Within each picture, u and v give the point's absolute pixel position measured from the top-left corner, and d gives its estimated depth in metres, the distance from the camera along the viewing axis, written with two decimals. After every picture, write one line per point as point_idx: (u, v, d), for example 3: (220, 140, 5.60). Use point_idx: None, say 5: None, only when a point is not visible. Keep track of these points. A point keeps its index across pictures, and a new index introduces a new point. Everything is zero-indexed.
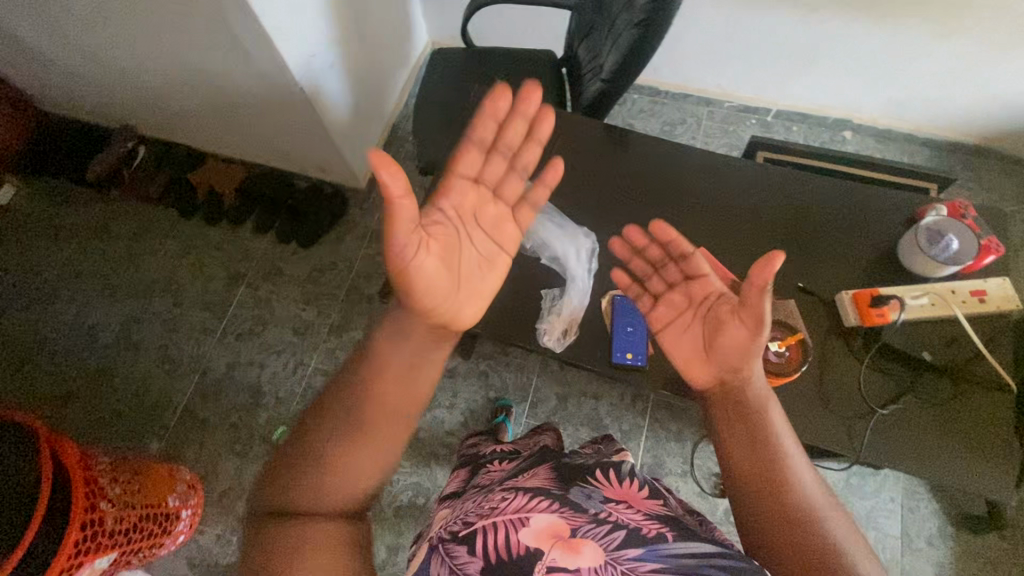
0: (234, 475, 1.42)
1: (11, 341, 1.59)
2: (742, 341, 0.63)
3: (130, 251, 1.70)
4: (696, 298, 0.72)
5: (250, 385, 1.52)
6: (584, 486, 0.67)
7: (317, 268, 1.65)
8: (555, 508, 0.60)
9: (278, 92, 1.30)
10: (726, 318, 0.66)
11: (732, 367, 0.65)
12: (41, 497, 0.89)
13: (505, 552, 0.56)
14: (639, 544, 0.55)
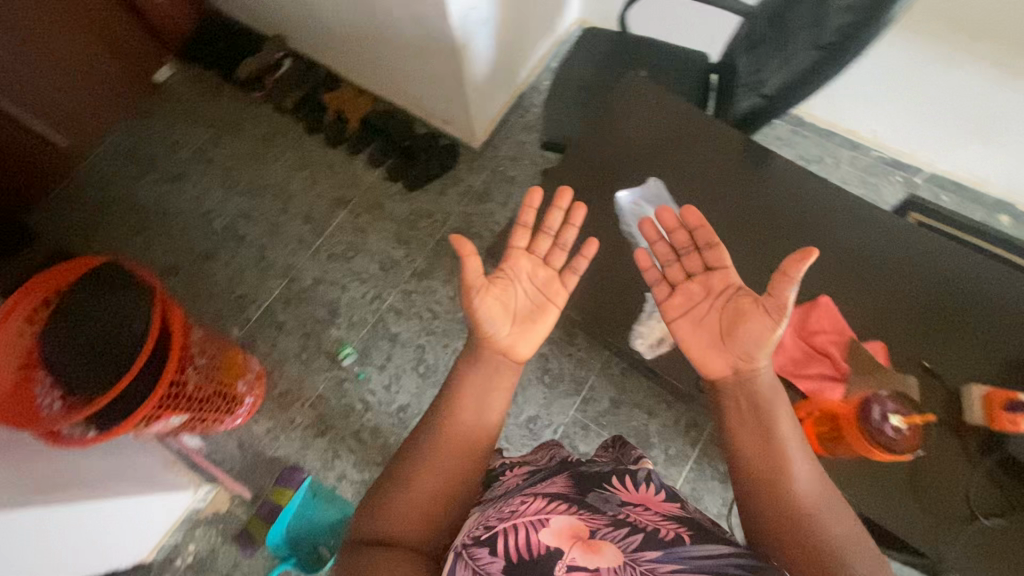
0: (295, 379, 1.51)
1: (141, 206, 1.76)
2: (762, 333, 0.66)
3: (255, 152, 1.82)
4: (714, 288, 0.73)
5: (328, 302, 1.60)
6: (600, 490, 0.67)
7: (414, 212, 1.70)
8: (575, 512, 0.61)
9: (430, 40, 1.35)
10: (745, 311, 0.68)
11: (746, 358, 0.67)
12: (147, 347, 1.03)
13: (527, 554, 0.55)
14: (657, 548, 0.56)
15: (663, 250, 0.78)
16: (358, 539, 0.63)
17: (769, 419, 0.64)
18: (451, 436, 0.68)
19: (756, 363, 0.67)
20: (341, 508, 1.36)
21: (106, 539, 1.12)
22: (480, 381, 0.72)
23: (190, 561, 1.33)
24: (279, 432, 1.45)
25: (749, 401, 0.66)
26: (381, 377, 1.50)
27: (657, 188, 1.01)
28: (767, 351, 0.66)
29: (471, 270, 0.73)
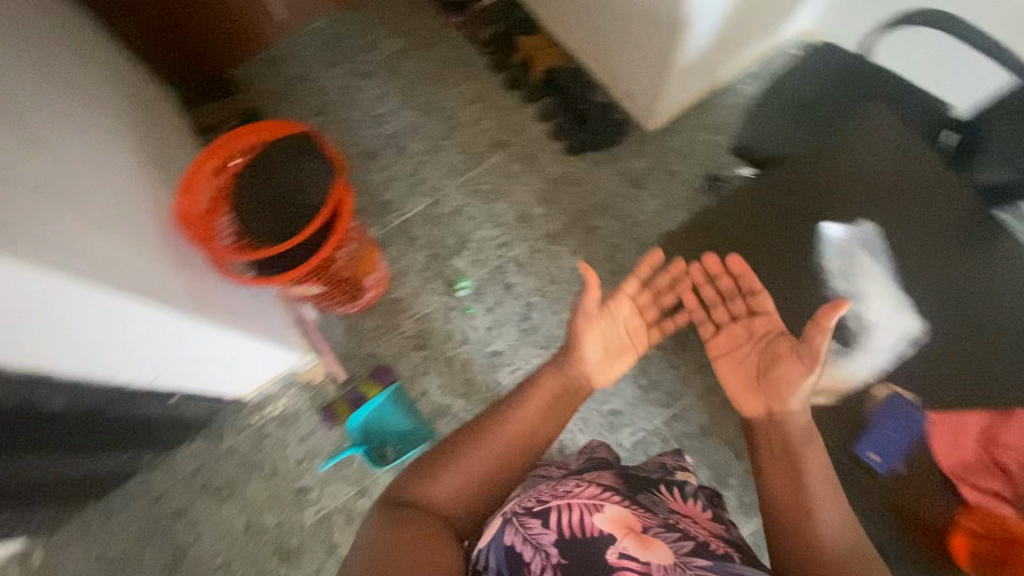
0: (410, 293, 1.58)
1: (326, 91, 1.88)
2: (794, 373, 0.80)
3: (436, 72, 1.86)
4: (758, 333, 0.90)
5: (460, 234, 1.64)
6: (650, 495, 0.82)
7: (565, 175, 1.66)
8: (628, 505, 0.74)
9: (661, 25, 1.32)
10: (772, 351, 0.86)
11: (780, 400, 0.80)
12: (317, 224, 1.11)
13: (579, 533, 0.68)
14: (708, 558, 0.69)
15: (709, 292, 1.01)
16: (402, 496, 0.75)
17: (796, 465, 0.74)
18: (520, 424, 0.83)
19: (789, 403, 0.79)
20: (416, 425, 1.44)
21: (233, 364, 1.29)
22: (565, 387, 0.89)
23: (277, 414, 1.46)
24: (383, 335, 1.54)
25: (780, 442, 0.78)
26: (486, 320, 1.54)
27: (871, 238, 1.04)
28: (798, 394, 0.79)
29: (586, 301, 0.92)
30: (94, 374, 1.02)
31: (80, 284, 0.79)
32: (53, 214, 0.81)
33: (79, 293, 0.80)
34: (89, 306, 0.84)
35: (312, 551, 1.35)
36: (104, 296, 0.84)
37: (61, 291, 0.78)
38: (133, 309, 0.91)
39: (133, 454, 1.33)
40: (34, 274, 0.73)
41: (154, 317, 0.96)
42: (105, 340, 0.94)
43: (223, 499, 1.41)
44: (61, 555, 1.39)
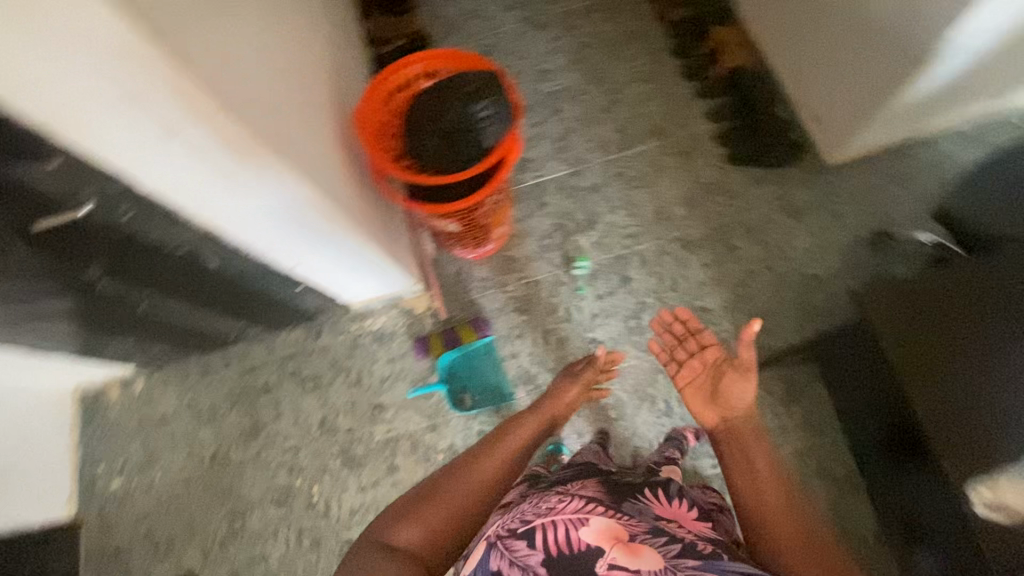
0: (527, 255, 1.55)
1: (497, 32, 1.84)
2: (742, 390, 0.91)
3: (614, 41, 1.78)
4: (709, 361, 1.00)
5: (593, 211, 1.58)
6: (636, 503, 0.80)
7: (721, 183, 1.56)
8: (612, 515, 0.74)
9: (892, 52, 1.18)
10: (727, 370, 0.95)
11: (732, 409, 0.91)
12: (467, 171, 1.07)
13: (567, 549, 0.68)
14: (697, 555, 0.68)
15: (667, 339, 1.09)
16: (378, 537, 0.74)
17: (751, 454, 0.83)
18: (492, 462, 0.87)
19: (737, 411, 0.90)
20: (501, 379, 1.45)
21: (356, 273, 1.33)
22: (525, 437, 0.96)
23: (374, 331, 1.51)
24: (490, 287, 1.52)
25: (739, 442, 0.86)
26: (596, 305, 1.48)
27: None
28: (744, 401, 0.90)
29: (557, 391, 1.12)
30: (251, 250, 1.06)
31: (276, 160, 0.82)
32: (270, 85, 0.84)
33: (272, 168, 0.83)
34: (273, 183, 0.87)
35: (373, 466, 1.40)
36: (289, 176, 0.87)
37: (260, 162, 0.81)
38: (304, 196, 0.93)
39: (242, 326, 1.42)
40: (249, 139, 0.75)
41: (315, 210, 0.99)
42: (270, 220, 0.97)
43: (307, 391, 1.49)
44: (160, 392, 1.52)
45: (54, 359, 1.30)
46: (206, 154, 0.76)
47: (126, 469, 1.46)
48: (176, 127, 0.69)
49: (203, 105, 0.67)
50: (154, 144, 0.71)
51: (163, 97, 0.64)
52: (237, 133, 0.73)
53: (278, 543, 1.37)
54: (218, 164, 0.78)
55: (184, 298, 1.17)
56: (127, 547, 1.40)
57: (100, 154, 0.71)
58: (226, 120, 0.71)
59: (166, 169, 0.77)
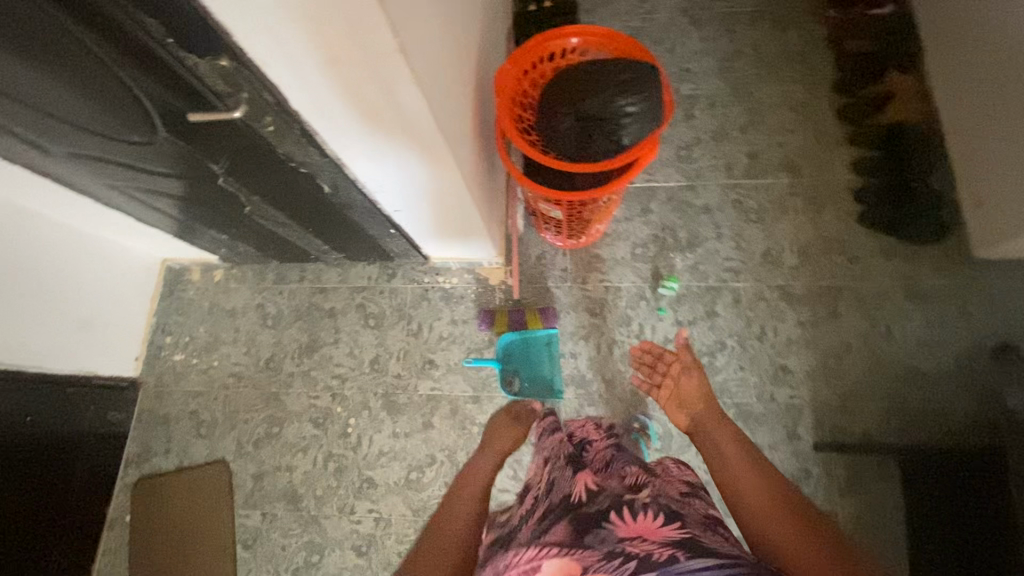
0: (616, 258, 1.47)
1: (649, 17, 1.72)
2: (699, 387, 1.15)
3: (773, 59, 1.63)
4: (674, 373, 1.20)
5: (697, 232, 1.48)
6: (594, 530, 0.74)
7: (843, 243, 1.44)
8: (569, 557, 0.69)
9: None
10: (687, 377, 1.18)
11: (698, 410, 1.11)
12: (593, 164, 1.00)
13: None
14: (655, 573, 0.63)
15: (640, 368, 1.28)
16: None
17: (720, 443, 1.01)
18: (459, 497, 0.99)
19: (702, 409, 1.11)
20: (554, 374, 1.40)
21: (448, 230, 1.31)
22: (479, 464, 1.08)
23: (444, 289, 1.50)
24: (569, 280, 1.47)
25: (710, 436, 1.04)
26: (673, 330, 1.40)
27: None
28: (704, 397, 1.13)
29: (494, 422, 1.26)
30: (362, 182, 1.04)
31: (426, 110, 0.78)
32: (433, 32, 0.79)
33: (416, 114, 0.79)
34: (413, 129, 0.83)
35: (411, 417, 1.42)
36: (429, 128, 0.82)
37: (410, 106, 0.77)
38: (434, 150, 0.90)
39: (325, 249, 1.44)
40: (409, 82, 0.71)
41: (438, 165, 0.95)
42: (390, 162, 0.95)
43: (366, 327, 1.51)
44: (236, 287, 1.59)
45: (151, 230, 1.36)
46: (364, 82, 0.73)
47: (189, 347, 1.55)
48: (348, 47, 0.66)
49: (381, 36, 0.63)
50: (320, 58, 0.69)
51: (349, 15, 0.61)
52: (401, 73, 0.70)
53: (305, 460, 1.42)
54: (371, 95, 0.75)
55: (285, 213, 1.19)
56: (174, 418, 1.49)
57: (266, 52, 0.69)
58: (396, 57, 0.67)
59: (320, 84, 0.75)
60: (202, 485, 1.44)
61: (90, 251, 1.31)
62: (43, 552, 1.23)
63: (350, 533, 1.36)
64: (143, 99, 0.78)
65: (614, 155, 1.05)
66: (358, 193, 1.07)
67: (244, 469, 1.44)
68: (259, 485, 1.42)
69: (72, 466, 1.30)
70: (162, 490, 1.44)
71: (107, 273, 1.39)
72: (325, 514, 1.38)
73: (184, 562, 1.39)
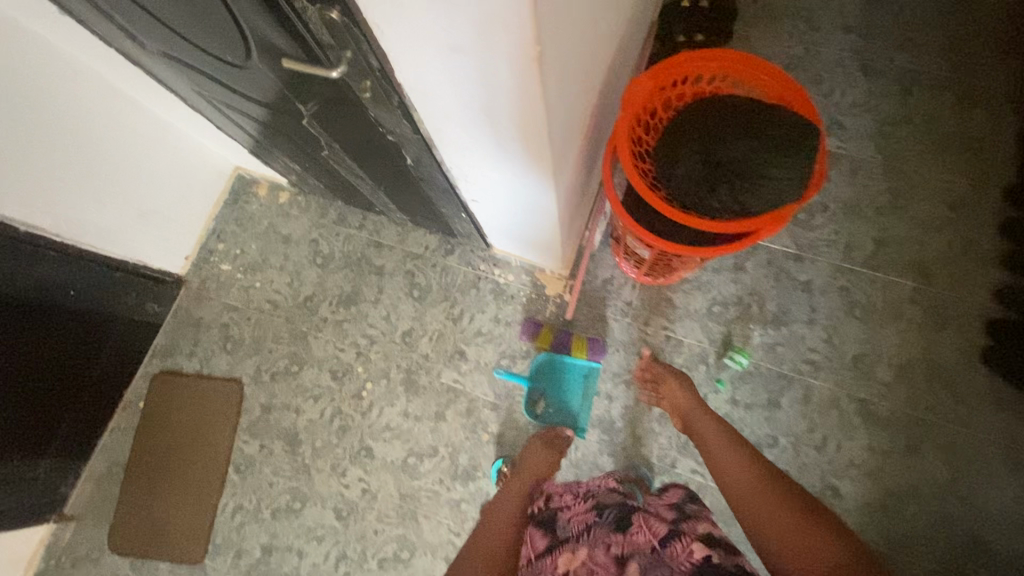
0: (688, 309, 1.33)
1: (815, 48, 1.49)
2: (681, 390, 1.17)
3: (942, 138, 1.39)
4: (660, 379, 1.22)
5: (787, 310, 1.31)
6: None
7: (950, 376, 1.25)
8: None
9: None
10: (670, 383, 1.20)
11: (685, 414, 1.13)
12: (706, 223, 0.86)
13: None
14: None
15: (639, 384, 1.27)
16: None
17: (704, 437, 1.04)
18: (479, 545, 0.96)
19: (688, 412, 1.12)
20: (580, 412, 1.30)
21: (523, 234, 1.21)
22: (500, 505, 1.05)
23: (497, 283, 1.41)
24: (630, 316, 1.34)
25: (696, 434, 1.07)
26: (724, 406, 1.27)
27: None
28: (688, 401, 1.14)
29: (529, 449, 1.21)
30: (447, 167, 0.95)
31: (545, 126, 0.68)
32: (575, 43, 0.68)
33: (532, 129, 0.70)
34: (524, 141, 0.74)
35: (425, 403, 1.37)
36: (542, 145, 0.73)
37: (528, 119, 0.67)
38: (539, 166, 0.80)
39: (391, 206, 1.37)
40: (536, 96, 0.62)
41: (538, 180, 0.85)
42: (488, 162, 0.86)
43: (409, 297, 1.45)
44: (298, 214, 1.56)
45: (226, 134, 1.33)
46: (485, 84, 0.63)
47: (238, 260, 1.54)
48: (481, 46, 0.57)
49: (521, 43, 0.54)
50: (445, 48, 0.60)
51: (490, 13, 0.52)
52: (531, 85, 0.60)
53: (314, 408, 1.41)
54: (490, 98, 0.66)
55: (361, 165, 1.12)
56: (207, 325, 1.51)
57: (388, 25, 0.61)
58: (530, 68, 0.57)
59: (436, 74, 0.66)
60: (213, 398, 1.46)
61: (161, 138, 1.30)
62: (58, 417, 1.28)
63: (336, 494, 1.35)
64: (250, 26, 0.71)
65: (731, 217, 0.90)
66: (440, 173, 0.97)
67: (256, 397, 1.44)
68: (265, 417, 1.42)
69: (105, 345, 1.34)
70: (177, 390, 1.47)
71: (177, 165, 1.38)
72: (318, 467, 1.37)
73: (180, 464, 1.43)
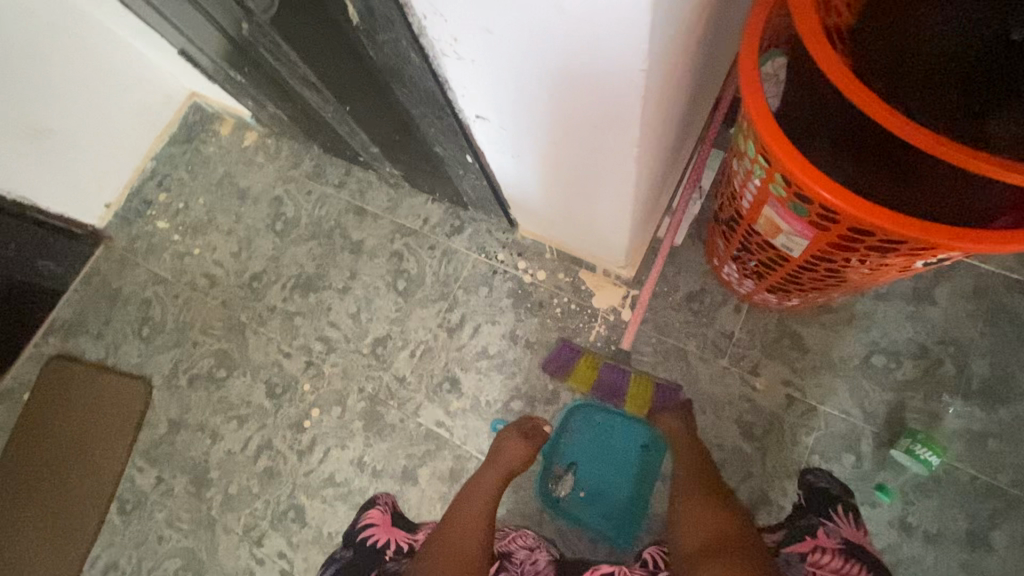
0: (830, 357, 0.79)
1: None
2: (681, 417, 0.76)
3: None
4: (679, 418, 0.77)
5: (1009, 378, 0.76)
6: None
7: None
8: None
9: None
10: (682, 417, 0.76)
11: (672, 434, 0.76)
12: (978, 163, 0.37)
13: None
14: None
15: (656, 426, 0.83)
16: None
17: (689, 455, 0.72)
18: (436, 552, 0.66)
19: (682, 429, 0.76)
20: (631, 502, 0.82)
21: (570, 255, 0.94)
22: (469, 502, 0.72)
23: (519, 282, 0.93)
24: (726, 356, 0.82)
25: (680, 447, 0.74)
26: (885, 533, 0.74)
27: None
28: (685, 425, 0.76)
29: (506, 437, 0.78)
30: (427, 48, 0.52)
31: (637, 90, 0.43)
32: (690, 55, 0.52)
33: (613, 130, 0.50)
34: (595, 113, 0.48)
35: (392, 452, 0.91)
36: (626, 107, 0.45)
37: (611, 73, 0.42)
38: (610, 146, 0.53)
39: (373, 153, 0.91)
40: (635, 70, 0.40)
41: (605, 169, 0.57)
42: (553, 196, 0.72)
43: (390, 289, 0.99)
44: (263, 162, 1.13)
45: (147, 23, 0.87)
46: (553, 38, 0.41)
47: (177, 217, 1.13)
48: (568, 33, 0.40)
49: (627, 62, 0.40)
50: (515, 58, 0.46)
51: (589, 25, 0.38)
52: (634, 28, 0.36)
53: (236, 436, 0.97)
54: (557, 61, 0.44)
55: (306, 61, 0.66)
56: (121, 299, 1.09)
57: None
58: (639, 20, 0.36)
59: (494, 64, 0.49)
60: (105, 415, 1.02)
61: (50, 20, 0.87)
62: None
63: (246, 571, 0.91)
64: None
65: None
66: (410, 45, 0.51)
67: (165, 408, 1.02)
68: (170, 439, 1.00)
69: None
70: (60, 394, 1.04)
71: (90, 70, 0.95)
72: (227, 524, 0.94)
73: (33, 508, 0.98)
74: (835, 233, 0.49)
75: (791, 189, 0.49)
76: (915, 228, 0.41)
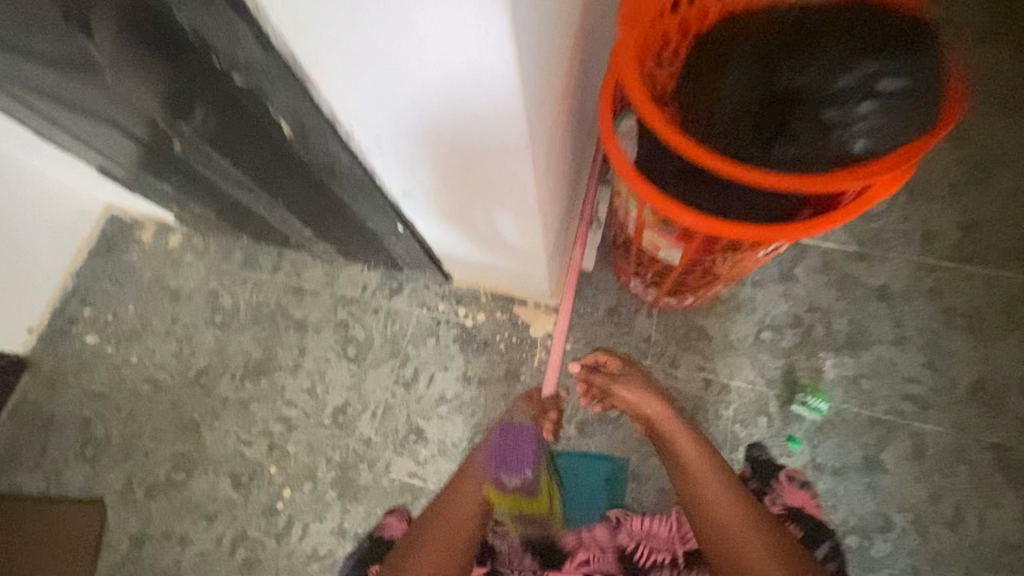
0: (731, 340, 0.95)
1: None
2: (648, 395, 0.81)
3: None
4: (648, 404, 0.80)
5: (862, 329, 0.95)
6: None
7: None
8: None
9: None
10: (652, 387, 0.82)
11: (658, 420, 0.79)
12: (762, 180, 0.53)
13: None
14: None
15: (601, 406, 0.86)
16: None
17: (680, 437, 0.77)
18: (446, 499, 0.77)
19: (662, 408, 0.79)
20: None
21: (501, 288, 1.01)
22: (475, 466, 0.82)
23: (462, 327, 1.02)
24: (650, 356, 0.95)
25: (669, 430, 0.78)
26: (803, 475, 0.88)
27: None
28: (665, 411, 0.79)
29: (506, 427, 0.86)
30: (354, 146, 0.62)
31: (520, 120, 0.50)
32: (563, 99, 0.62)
33: (509, 157, 0.56)
34: (489, 146, 0.55)
35: (371, 512, 0.95)
36: (522, 171, 0.58)
37: (495, 109, 0.49)
38: (511, 175, 0.59)
39: (306, 235, 0.98)
40: (513, 105, 0.48)
41: (511, 198, 0.64)
42: (470, 231, 0.77)
43: (341, 357, 1.04)
44: (192, 261, 1.15)
45: (63, 149, 0.91)
46: (438, 88, 0.48)
47: (108, 329, 1.12)
48: (452, 82, 0.47)
49: (506, 98, 0.47)
50: (409, 111, 0.52)
51: (468, 75, 0.45)
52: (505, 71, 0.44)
53: (207, 535, 0.96)
54: (448, 110, 0.51)
55: (237, 167, 0.74)
56: (57, 426, 1.05)
57: (338, 78, 0.50)
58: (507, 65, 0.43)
59: (393, 122, 0.55)
60: (57, 548, 0.97)
61: None
62: None
63: None
64: None
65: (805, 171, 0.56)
66: (339, 147, 0.61)
67: (124, 525, 0.99)
68: (136, 556, 0.97)
69: None
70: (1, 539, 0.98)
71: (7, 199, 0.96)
72: None
73: None
74: (694, 242, 0.64)
75: (657, 217, 0.64)
76: (738, 229, 0.56)
